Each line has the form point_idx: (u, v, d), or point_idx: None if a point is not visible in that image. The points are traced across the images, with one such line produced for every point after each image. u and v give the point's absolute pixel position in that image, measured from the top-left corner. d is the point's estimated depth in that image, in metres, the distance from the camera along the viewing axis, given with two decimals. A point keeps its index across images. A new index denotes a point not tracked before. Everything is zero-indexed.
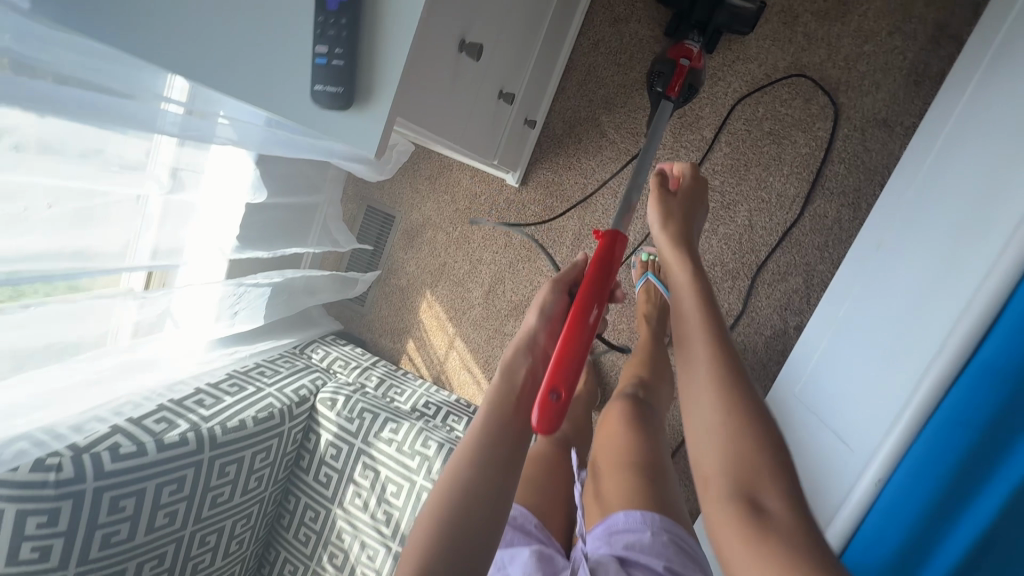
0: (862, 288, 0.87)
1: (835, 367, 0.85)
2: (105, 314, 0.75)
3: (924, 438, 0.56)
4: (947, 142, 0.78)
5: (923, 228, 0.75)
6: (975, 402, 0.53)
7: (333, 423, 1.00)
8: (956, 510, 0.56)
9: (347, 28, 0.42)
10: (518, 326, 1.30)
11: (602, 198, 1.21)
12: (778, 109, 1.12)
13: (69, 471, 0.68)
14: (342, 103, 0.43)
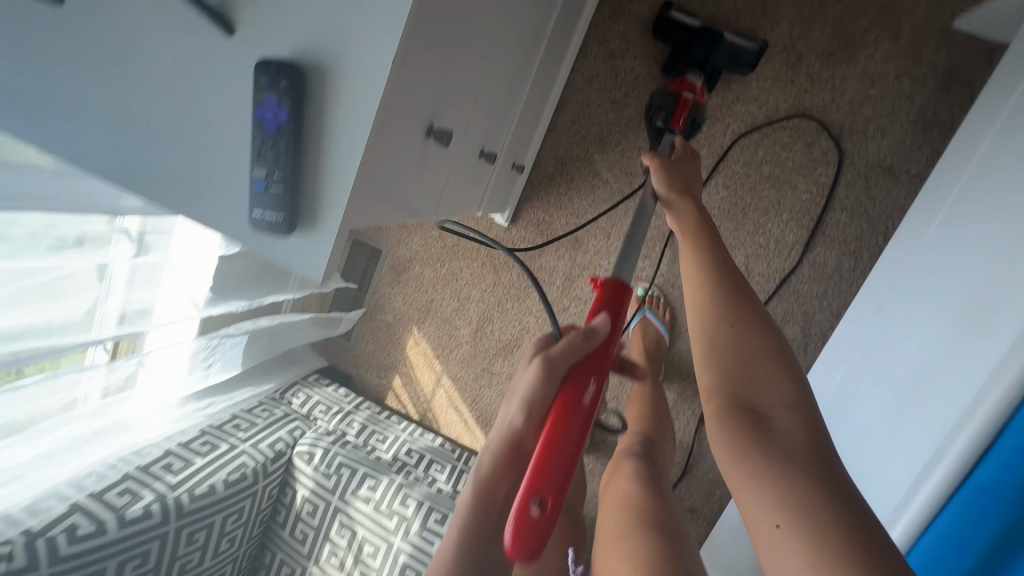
0: (862, 354, 0.84)
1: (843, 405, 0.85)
2: (71, 387, 0.71)
3: (925, 543, 0.60)
4: (958, 212, 0.73)
5: (924, 305, 0.73)
6: (976, 524, 0.56)
7: (310, 478, 0.97)
8: None
9: (287, 154, 0.38)
10: (506, 366, 1.27)
11: (594, 239, 1.17)
12: (779, 153, 1.07)
13: (21, 560, 0.65)
14: (284, 230, 0.39)
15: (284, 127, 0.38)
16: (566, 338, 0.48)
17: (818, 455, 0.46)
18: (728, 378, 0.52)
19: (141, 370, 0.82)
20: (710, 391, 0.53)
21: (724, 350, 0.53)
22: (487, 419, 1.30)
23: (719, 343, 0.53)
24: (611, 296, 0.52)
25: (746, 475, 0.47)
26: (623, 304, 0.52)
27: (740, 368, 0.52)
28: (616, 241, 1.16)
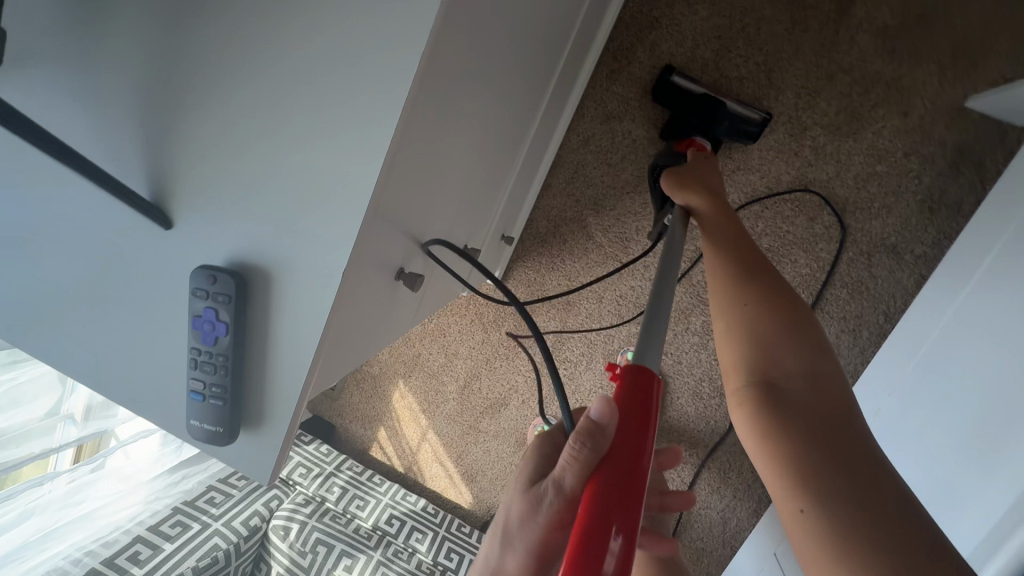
0: None
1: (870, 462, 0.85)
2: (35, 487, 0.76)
3: None
4: (960, 337, 0.73)
5: (932, 423, 0.73)
6: None
7: (285, 556, 0.95)
8: None
9: (229, 367, 0.36)
10: (493, 425, 1.25)
11: (585, 303, 1.14)
12: (779, 225, 1.03)
13: None
14: (226, 439, 0.38)
15: (222, 341, 0.36)
16: (568, 451, 0.36)
17: (837, 432, 0.47)
18: (748, 358, 0.53)
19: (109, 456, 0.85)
20: (734, 371, 0.54)
21: (744, 333, 0.55)
22: (472, 475, 1.27)
23: (739, 329, 0.55)
24: (627, 390, 0.37)
25: (771, 448, 0.48)
26: (645, 399, 0.37)
27: (758, 350, 0.54)
28: (608, 306, 1.13)
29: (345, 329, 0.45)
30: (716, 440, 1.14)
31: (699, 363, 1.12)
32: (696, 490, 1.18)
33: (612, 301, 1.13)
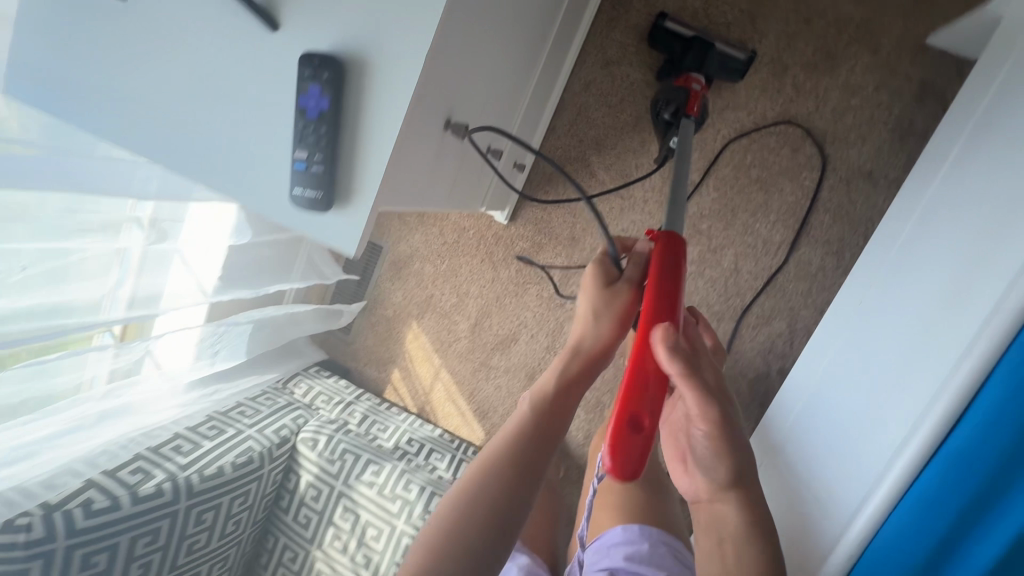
0: (842, 344, 0.84)
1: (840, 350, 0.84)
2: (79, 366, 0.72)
3: (926, 483, 0.63)
4: (944, 201, 0.76)
5: (908, 288, 0.75)
6: (953, 492, 0.62)
7: (315, 464, 0.99)
8: (964, 543, 0.63)
9: (327, 136, 0.51)
10: (504, 361, 1.31)
11: (590, 238, 1.22)
12: (766, 157, 1.13)
13: (40, 531, 0.65)
14: (322, 205, 0.53)
15: (325, 112, 0.50)
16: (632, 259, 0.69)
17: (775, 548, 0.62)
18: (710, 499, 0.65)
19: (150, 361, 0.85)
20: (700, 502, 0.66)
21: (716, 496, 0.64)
22: (484, 412, 1.33)
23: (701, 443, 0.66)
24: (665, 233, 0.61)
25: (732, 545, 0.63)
26: (678, 251, 0.59)
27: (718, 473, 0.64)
28: None
29: (403, 169, 0.56)
30: None
31: (698, 291, 1.21)
32: None
33: (615, 235, 1.21)
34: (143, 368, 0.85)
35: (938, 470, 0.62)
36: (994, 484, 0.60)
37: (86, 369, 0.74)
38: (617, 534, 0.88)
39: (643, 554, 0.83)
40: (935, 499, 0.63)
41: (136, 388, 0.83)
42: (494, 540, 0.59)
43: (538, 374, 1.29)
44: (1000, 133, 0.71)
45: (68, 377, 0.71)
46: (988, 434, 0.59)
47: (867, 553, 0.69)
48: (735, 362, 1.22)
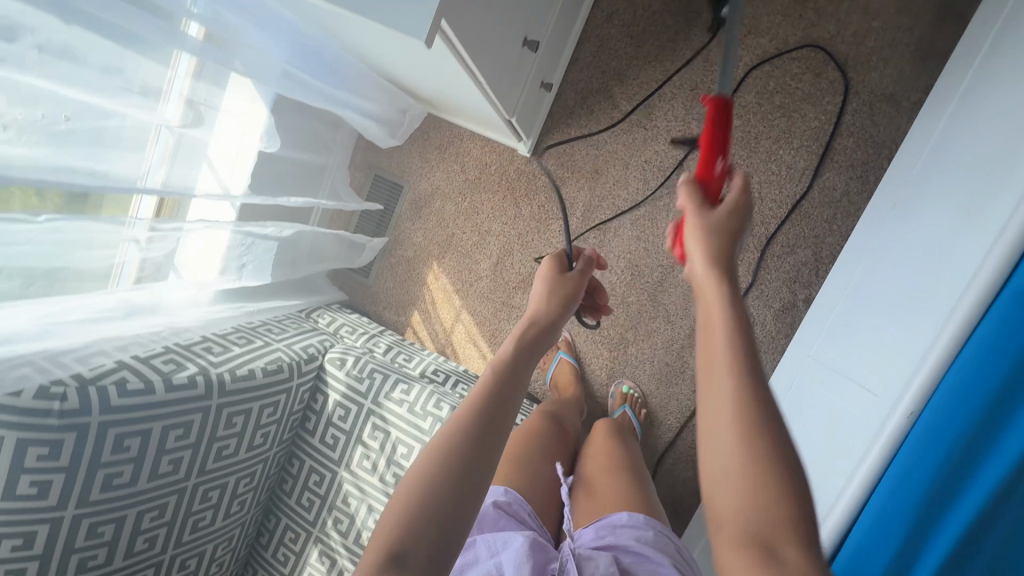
0: (866, 268, 0.91)
1: (863, 277, 0.90)
2: (112, 246, 0.69)
3: (947, 388, 0.58)
4: (959, 124, 0.84)
5: (926, 210, 0.82)
6: (972, 397, 0.57)
7: (342, 382, 0.96)
8: (977, 459, 0.58)
9: None
10: (526, 300, 1.29)
11: (613, 169, 1.22)
12: (789, 83, 1.14)
13: (74, 402, 0.63)
14: None
15: None
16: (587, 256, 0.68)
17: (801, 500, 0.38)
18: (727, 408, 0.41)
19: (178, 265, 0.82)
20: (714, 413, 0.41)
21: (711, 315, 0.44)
22: None
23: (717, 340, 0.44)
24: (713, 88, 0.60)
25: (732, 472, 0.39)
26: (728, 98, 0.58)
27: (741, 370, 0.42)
28: (634, 172, 1.21)
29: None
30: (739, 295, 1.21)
31: None
32: None
33: (638, 166, 1.21)
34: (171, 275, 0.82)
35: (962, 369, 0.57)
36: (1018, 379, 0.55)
37: (120, 251, 0.71)
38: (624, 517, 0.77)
39: (652, 543, 0.74)
40: (961, 395, 0.57)
41: (162, 289, 0.80)
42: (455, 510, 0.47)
43: None
44: (997, 75, 0.80)
45: (100, 256, 0.69)
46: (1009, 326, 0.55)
47: (883, 485, 0.62)
48: (760, 293, 1.21)
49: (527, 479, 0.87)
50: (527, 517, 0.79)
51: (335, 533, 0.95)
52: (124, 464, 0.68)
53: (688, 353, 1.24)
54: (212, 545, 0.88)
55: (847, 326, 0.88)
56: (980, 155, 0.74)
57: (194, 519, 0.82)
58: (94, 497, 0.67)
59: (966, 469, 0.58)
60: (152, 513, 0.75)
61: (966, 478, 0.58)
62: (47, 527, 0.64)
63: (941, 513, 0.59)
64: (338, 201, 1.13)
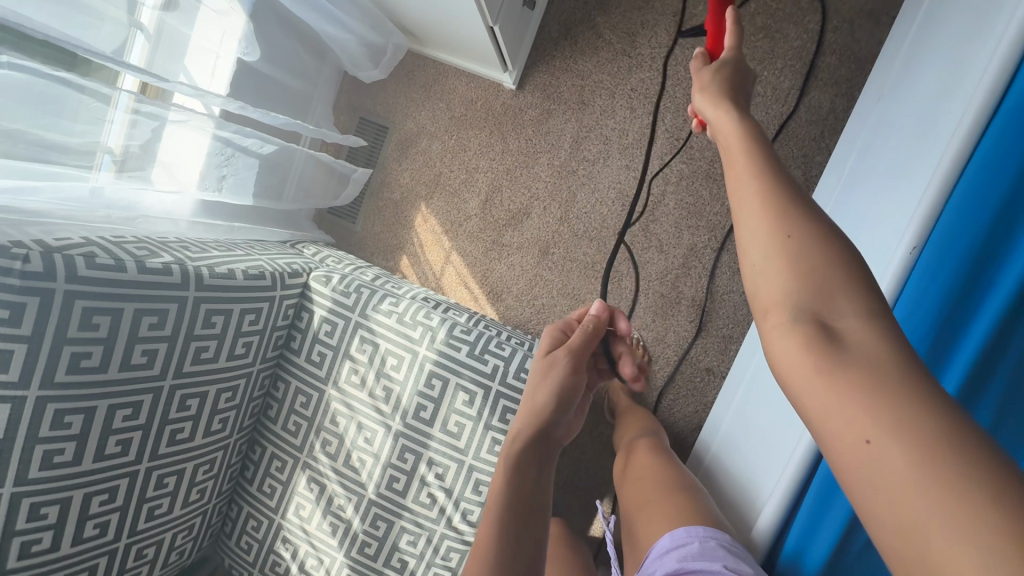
0: (854, 162, 0.87)
1: (855, 168, 0.86)
2: (93, 124, 0.66)
3: (944, 221, 0.60)
4: None
5: (910, 83, 0.78)
6: (969, 224, 0.59)
7: (328, 298, 0.92)
8: (980, 290, 0.60)
9: None
10: (516, 237, 1.27)
11: (599, 99, 1.21)
12: (769, 4, 1.16)
13: (37, 265, 0.58)
14: None
15: None
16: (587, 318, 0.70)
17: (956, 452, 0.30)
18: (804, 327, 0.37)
19: (161, 173, 0.78)
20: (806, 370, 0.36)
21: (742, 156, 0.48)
22: (498, 293, 1.28)
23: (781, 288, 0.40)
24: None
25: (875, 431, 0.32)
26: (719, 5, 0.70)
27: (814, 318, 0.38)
28: (621, 100, 1.20)
29: None
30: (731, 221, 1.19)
31: (710, 146, 1.19)
32: (718, 275, 1.20)
33: (625, 95, 1.20)
34: (154, 180, 0.78)
35: (937, 246, 0.60)
36: (986, 250, 0.59)
37: (101, 136, 0.68)
38: (671, 541, 0.77)
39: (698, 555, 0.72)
40: (959, 222, 0.59)
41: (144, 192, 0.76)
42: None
43: (552, 248, 1.26)
44: None
45: (81, 135, 0.66)
46: (976, 200, 0.59)
47: None
48: None
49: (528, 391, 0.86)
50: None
51: (323, 457, 0.91)
52: (93, 344, 0.64)
53: (682, 283, 1.22)
54: (192, 466, 0.83)
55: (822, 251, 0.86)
56: (942, 52, 0.71)
57: (172, 429, 0.78)
58: (60, 378, 0.62)
59: (949, 348, 0.61)
60: (125, 412, 0.70)
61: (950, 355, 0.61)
62: (10, 406, 0.60)
63: (949, 355, 0.61)
64: (332, 133, 1.08)
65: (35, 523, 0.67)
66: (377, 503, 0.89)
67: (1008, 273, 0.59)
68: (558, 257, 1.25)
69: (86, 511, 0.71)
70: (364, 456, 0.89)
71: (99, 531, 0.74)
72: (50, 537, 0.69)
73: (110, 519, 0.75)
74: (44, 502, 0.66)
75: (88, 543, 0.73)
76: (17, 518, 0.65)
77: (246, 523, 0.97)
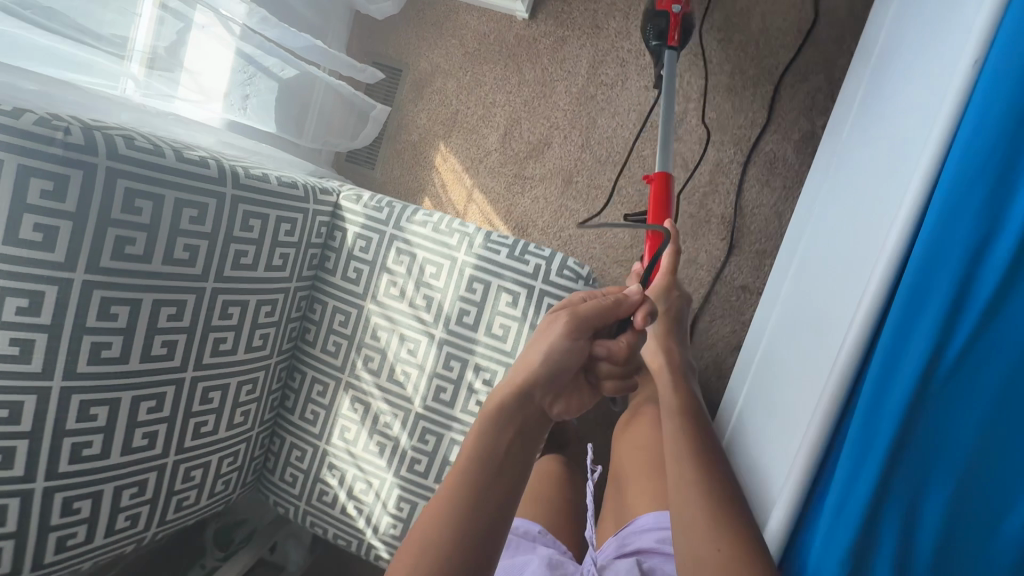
0: (874, 132, 0.75)
1: (872, 139, 0.73)
2: (122, 21, 0.64)
3: (944, 190, 0.44)
4: None
5: (936, 29, 0.64)
6: (963, 190, 0.44)
7: (360, 214, 0.90)
8: (973, 279, 0.44)
9: None
10: (538, 169, 1.25)
11: (614, 22, 1.20)
12: None
13: (78, 138, 0.57)
14: None
15: None
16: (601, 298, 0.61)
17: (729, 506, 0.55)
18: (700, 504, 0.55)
19: (187, 86, 0.76)
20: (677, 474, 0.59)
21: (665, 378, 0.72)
22: (523, 227, 1.26)
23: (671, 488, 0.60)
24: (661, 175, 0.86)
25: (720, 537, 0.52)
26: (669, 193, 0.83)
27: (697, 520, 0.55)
28: (635, 21, 1.19)
29: None
30: (756, 132, 1.17)
31: (729, 59, 1.18)
32: (747, 189, 1.18)
33: (639, 15, 1.19)
34: (181, 93, 0.76)
35: (936, 219, 0.45)
36: (995, 220, 0.43)
37: (131, 36, 0.66)
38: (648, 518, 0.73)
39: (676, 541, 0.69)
40: (954, 189, 0.44)
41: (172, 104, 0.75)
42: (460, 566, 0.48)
43: (575, 177, 1.23)
44: None
45: (113, 29, 0.63)
46: (972, 157, 0.44)
47: (872, 351, 0.47)
48: (778, 126, 1.16)
49: (571, 288, 0.84)
50: (538, 535, 0.79)
51: (366, 374, 0.89)
52: (136, 230, 0.62)
53: (711, 201, 1.20)
54: (236, 383, 0.82)
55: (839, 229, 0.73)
56: None
57: (215, 338, 0.76)
58: (105, 263, 0.61)
59: (939, 356, 0.45)
60: (169, 310, 0.69)
61: (939, 364, 0.45)
62: (56, 290, 0.58)
63: (943, 371, 0.45)
64: (352, 64, 1.05)
65: (85, 425, 0.65)
66: (424, 417, 0.87)
67: (1004, 246, 0.43)
68: (582, 185, 1.23)
69: (134, 418, 0.70)
70: (408, 369, 0.87)
71: (148, 443, 0.72)
72: (100, 442, 0.67)
73: (158, 430, 0.73)
74: (93, 402, 0.65)
75: (137, 454, 0.72)
76: (67, 416, 0.63)
77: (290, 454, 0.95)
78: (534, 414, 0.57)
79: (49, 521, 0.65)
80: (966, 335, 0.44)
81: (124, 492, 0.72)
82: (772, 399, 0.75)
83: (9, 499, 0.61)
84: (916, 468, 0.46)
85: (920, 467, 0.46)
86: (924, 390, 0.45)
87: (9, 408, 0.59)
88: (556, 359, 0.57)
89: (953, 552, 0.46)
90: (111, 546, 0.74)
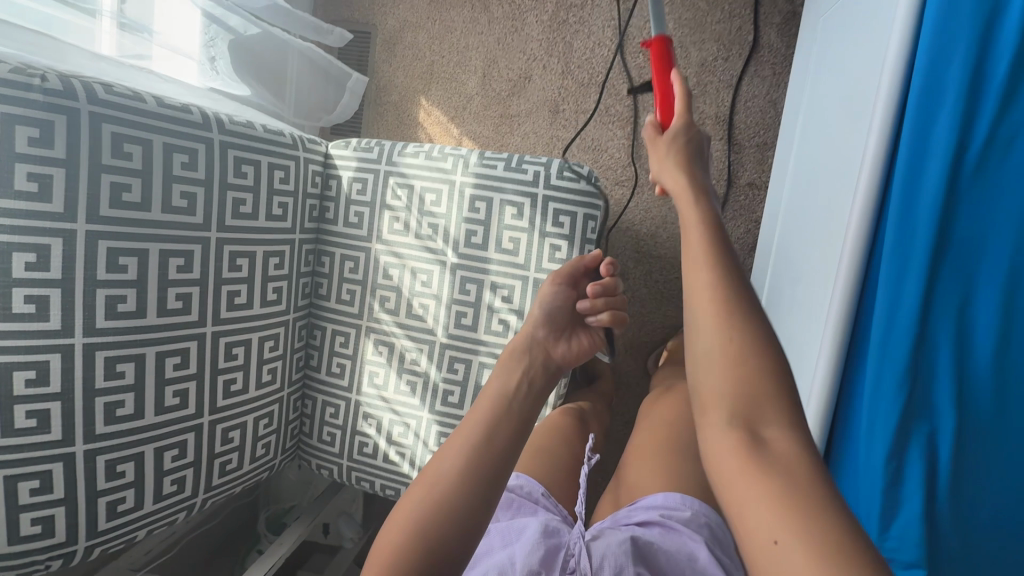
0: (840, 17, 0.77)
1: (842, 22, 0.76)
2: None
3: (928, 36, 0.48)
4: None
5: None
6: (953, 28, 0.47)
7: (352, 158, 0.89)
8: (977, 107, 0.47)
9: None
10: (523, 104, 1.23)
11: None
12: None
13: (56, 84, 0.56)
14: None
15: None
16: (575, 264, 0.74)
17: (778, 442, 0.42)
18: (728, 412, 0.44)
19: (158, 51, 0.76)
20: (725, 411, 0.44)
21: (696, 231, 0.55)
22: None
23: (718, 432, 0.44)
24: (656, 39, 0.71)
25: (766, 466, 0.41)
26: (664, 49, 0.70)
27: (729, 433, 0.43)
28: None
29: None
30: (736, 23, 1.14)
31: None
32: (737, 83, 1.15)
33: None
34: (151, 58, 0.76)
35: (935, 25, 0.47)
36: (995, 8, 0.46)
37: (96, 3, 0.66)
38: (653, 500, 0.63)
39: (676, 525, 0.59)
40: (941, 30, 0.47)
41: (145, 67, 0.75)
42: (450, 523, 0.48)
43: (561, 105, 1.21)
44: None
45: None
46: None
47: (893, 206, 0.51)
48: (757, 14, 1.14)
49: (575, 189, 0.82)
50: (541, 498, 0.65)
51: (385, 315, 0.88)
52: (130, 176, 0.62)
53: (702, 102, 1.17)
54: (258, 338, 0.81)
55: (829, 93, 0.76)
56: None
57: (228, 291, 0.76)
58: (105, 213, 0.61)
59: (962, 155, 0.48)
60: (177, 262, 0.69)
61: (962, 162, 0.48)
62: (62, 242, 0.58)
63: (960, 197, 0.49)
64: (317, 25, 0.99)
65: (114, 383, 0.65)
66: (450, 345, 0.86)
67: (1001, 69, 0.46)
68: (570, 112, 1.21)
69: (162, 375, 0.70)
70: (425, 301, 0.86)
71: (180, 402, 0.72)
72: (133, 402, 0.67)
73: (188, 388, 0.73)
74: (119, 358, 0.65)
75: (171, 414, 0.72)
76: (95, 375, 0.63)
77: (324, 412, 0.93)
78: (540, 351, 0.66)
79: (96, 485, 0.65)
80: (988, 122, 0.47)
81: (166, 454, 0.72)
82: (795, 284, 0.77)
83: (52, 464, 0.61)
84: (956, 263, 0.50)
85: (961, 263, 0.50)
86: (951, 190, 0.49)
87: (35, 368, 0.59)
88: (549, 304, 0.70)
89: (1011, 365, 0.49)
90: (163, 513, 0.74)
